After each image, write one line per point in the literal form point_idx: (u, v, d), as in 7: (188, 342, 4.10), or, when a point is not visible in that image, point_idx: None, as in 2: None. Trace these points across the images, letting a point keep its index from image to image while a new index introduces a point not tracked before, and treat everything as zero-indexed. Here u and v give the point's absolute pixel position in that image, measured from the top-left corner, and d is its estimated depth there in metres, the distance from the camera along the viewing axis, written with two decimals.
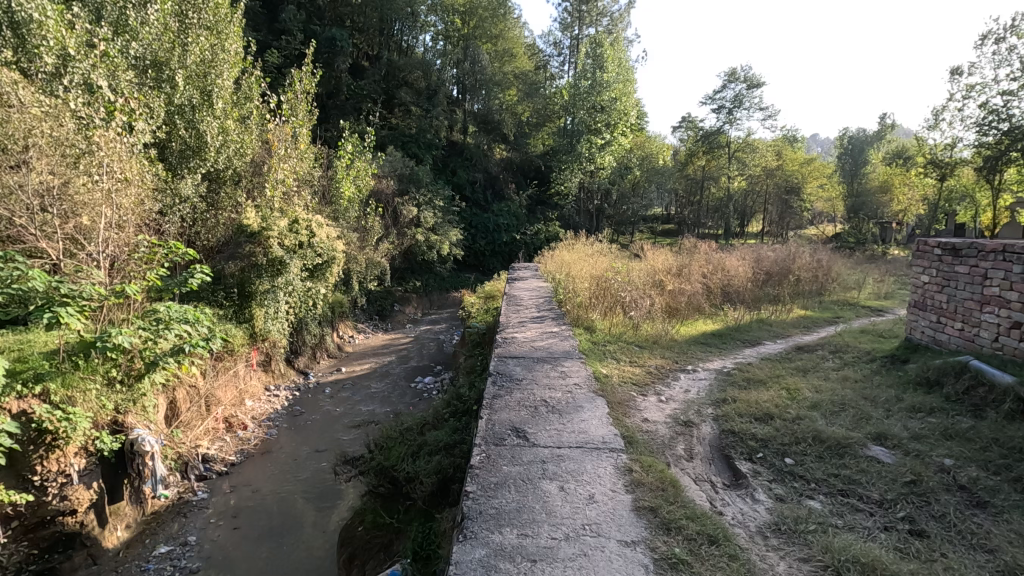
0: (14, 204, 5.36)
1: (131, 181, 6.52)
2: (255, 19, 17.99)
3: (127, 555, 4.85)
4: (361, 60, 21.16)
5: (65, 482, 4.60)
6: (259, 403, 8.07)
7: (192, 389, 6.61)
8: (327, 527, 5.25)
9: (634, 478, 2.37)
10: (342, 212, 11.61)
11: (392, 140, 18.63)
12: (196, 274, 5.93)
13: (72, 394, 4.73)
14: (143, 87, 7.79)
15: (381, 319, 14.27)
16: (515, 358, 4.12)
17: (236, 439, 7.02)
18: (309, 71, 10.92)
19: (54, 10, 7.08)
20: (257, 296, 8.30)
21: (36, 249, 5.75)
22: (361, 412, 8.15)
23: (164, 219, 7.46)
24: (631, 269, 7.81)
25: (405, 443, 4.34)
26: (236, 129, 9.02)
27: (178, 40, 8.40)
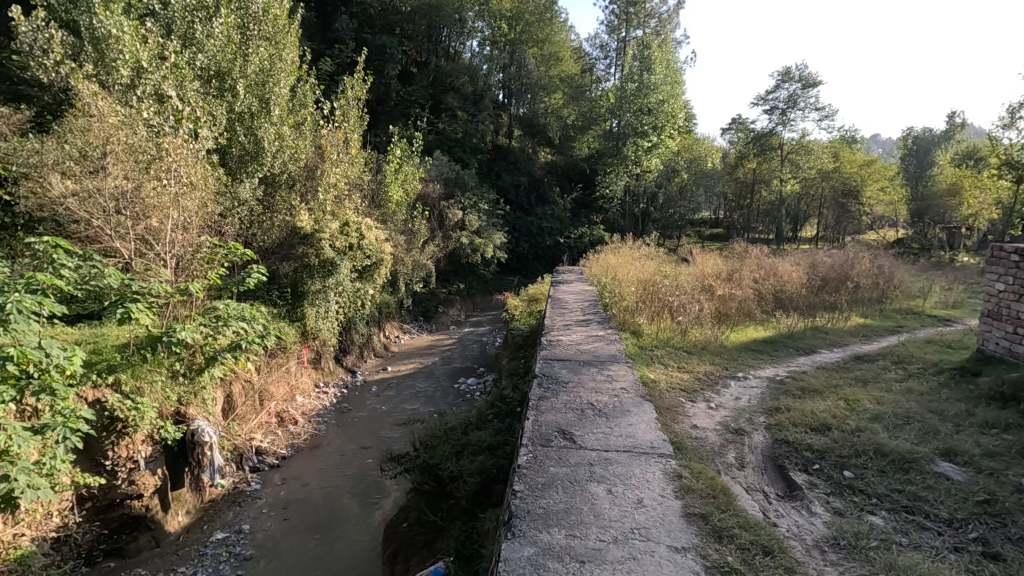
0: (92, 206, 5.81)
1: (195, 185, 6.81)
2: (310, 29, 18.71)
3: (187, 539, 5.09)
4: (409, 66, 21.69)
5: (133, 467, 4.90)
6: (309, 399, 8.36)
7: (247, 384, 6.90)
8: (371, 522, 5.38)
9: (684, 484, 2.33)
10: (390, 216, 11.91)
11: (438, 144, 18.98)
12: (253, 274, 6.20)
13: (140, 384, 5.06)
14: (208, 96, 8.26)
15: (426, 320, 14.52)
16: (560, 361, 4.12)
17: (287, 433, 7.28)
18: (360, 78, 11.22)
19: (131, 25, 7.63)
20: (308, 296, 8.62)
21: (111, 249, 6.17)
22: (406, 410, 8.31)
23: (225, 221, 7.84)
24: (679, 274, 7.64)
25: (449, 442, 4.40)
26: (291, 135, 9.35)
27: (240, 52, 8.83)
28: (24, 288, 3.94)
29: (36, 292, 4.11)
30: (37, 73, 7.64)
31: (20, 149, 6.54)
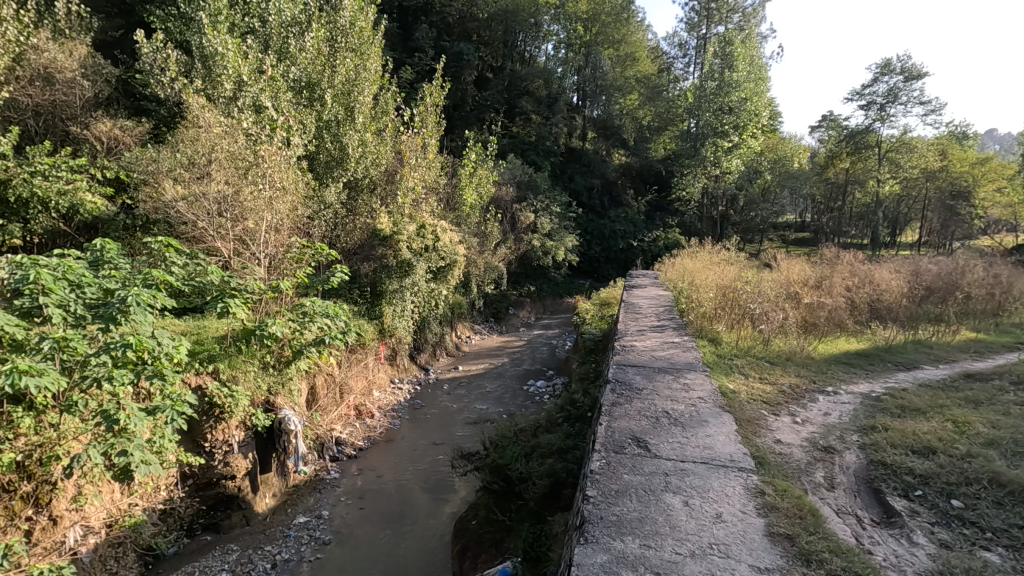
0: (197, 209, 6.40)
1: (287, 189, 7.27)
2: (392, 39, 19.52)
3: (273, 520, 5.45)
4: (485, 72, 22.13)
5: (228, 450, 5.30)
6: (385, 394, 8.70)
7: (329, 377, 7.29)
8: (441, 517, 5.51)
9: (767, 501, 2.21)
10: (464, 219, 12.19)
11: (512, 148, 19.21)
12: (336, 274, 6.54)
13: (236, 373, 5.53)
14: (300, 106, 8.89)
15: (496, 322, 14.71)
16: (634, 367, 4.03)
17: (364, 426, 7.62)
18: (439, 85, 11.53)
19: (234, 43, 8.30)
20: (387, 295, 8.98)
21: (213, 248, 6.78)
22: (476, 410, 8.44)
23: (312, 223, 8.34)
24: (762, 280, 7.26)
25: (519, 443, 4.42)
26: (373, 142, 9.78)
27: (329, 64, 9.40)
28: (141, 283, 4.37)
29: (151, 287, 4.55)
30: (156, 90, 8.52)
31: (140, 158, 7.31)
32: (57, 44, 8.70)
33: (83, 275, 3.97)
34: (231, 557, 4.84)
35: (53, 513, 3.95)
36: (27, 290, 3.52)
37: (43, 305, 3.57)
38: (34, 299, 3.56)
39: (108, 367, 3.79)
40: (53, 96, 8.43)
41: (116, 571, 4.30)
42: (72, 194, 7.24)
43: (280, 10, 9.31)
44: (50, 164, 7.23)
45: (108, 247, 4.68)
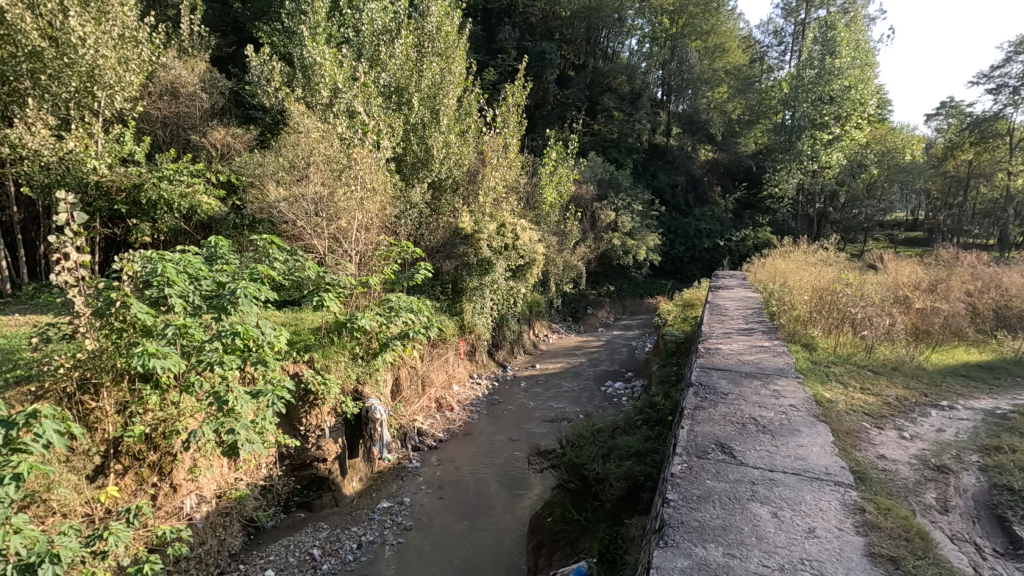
0: (297, 210, 6.98)
1: (377, 190, 7.59)
2: (476, 42, 19.96)
3: (359, 503, 5.74)
4: (567, 70, 22.06)
5: (320, 434, 5.68)
6: (464, 388, 8.92)
7: (412, 370, 7.59)
8: (516, 512, 5.58)
9: (867, 519, 2.05)
10: (544, 217, 12.27)
11: (594, 145, 19.07)
12: (420, 271, 6.74)
13: (329, 363, 5.97)
14: (389, 111, 9.38)
15: (575, 321, 14.63)
16: (719, 370, 3.88)
17: (445, 418, 7.86)
18: (521, 85, 11.58)
19: (330, 53, 8.84)
20: (467, 292, 9.19)
21: (310, 246, 7.25)
22: (553, 408, 8.46)
23: (399, 222, 8.74)
24: (865, 282, 6.69)
25: (596, 443, 4.39)
26: (457, 142, 10.07)
27: (417, 68, 9.82)
28: (249, 277, 4.79)
29: (256, 280, 4.97)
30: (263, 99, 9.28)
31: (248, 163, 7.99)
32: (181, 62, 9.70)
33: (201, 268, 4.39)
34: (322, 534, 5.15)
35: (174, 482, 4.48)
36: (155, 281, 3.98)
37: (168, 295, 4.01)
38: (162, 290, 4.02)
39: (219, 353, 4.17)
40: (178, 109, 9.42)
41: (224, 538, 4.70)
42: (191, 196, 8.05)
43: (371, 19, 9.82)
44: (174, 170, 8.05)
45: (221, 244, 5.12)
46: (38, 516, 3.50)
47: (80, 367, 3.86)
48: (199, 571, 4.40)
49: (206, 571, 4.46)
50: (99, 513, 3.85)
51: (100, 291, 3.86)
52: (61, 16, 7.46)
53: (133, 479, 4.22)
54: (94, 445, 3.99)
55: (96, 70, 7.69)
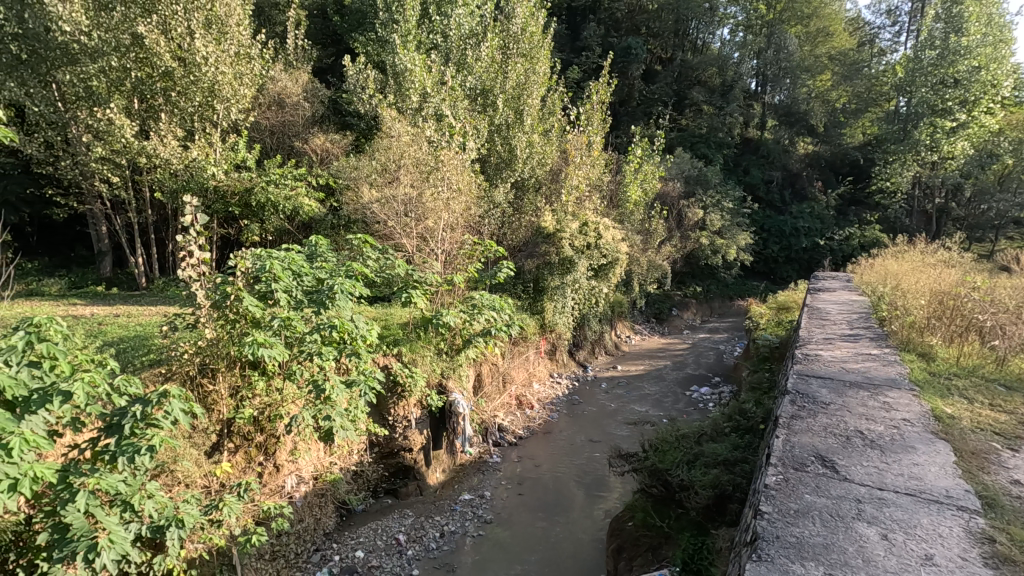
0: (388, 211, 7.35)
1: (463, 191, 7.79)
2: (560, 41, 19.92)
3: (442, 493, 5.93)
4: (654, 65, 21.48)
5: (407, 425, 5.95)
6: (544, 387, 8.95)
7: (494, 366, 7.74)
8: (596, 514, 5.51)
9: (998, 551, 1.83)
10: (627, 216, 12.03)
11: (681, 141, 18.43)
12: (503, 269, 6.85)
13: (415, 357, 6.22)
14: (475, 113, 9.79)
15: (658, 322, 14.22)
16: (819, 378, 3.60)
17: (525, 416, 7.92)
18: (606, 82, 11.38)
19: (420, 59, 9.32)
20: (548, 291, 9.17)
21: (400, 245, 7.57)
22: (635, 411, 8.26)
23: (483, 222, 8.94)
24: (998, 286, 5.97)
25: (681, 449, 4.23)
26: (540, 142, 10.15)
27: (502, 70, 10.10)
28: (344, 274, 5.12)
29: (351, 277, 5.27)
30: (358, 105, 9.88)
31: (345, 166, 8.51)
32: (287, 74, 10.52)
33: (303, 265, 4.73)
34: (407, 521, 5.36)
35: (277, 462, 4.86)
36: (264, 277, 4.36)
37: (274, 290, 4.36)
38: (269, 285, 4.38)
39: (318, 344, 4.47)
40: (283, 117, 10.21)
41: (319, 518, 5.04)
42: (294, 198, 8.70)
43: (459, 24, 10.33)
44: (280, 175, 8.78)
45: (320, 243, 5.48)
46: (167, 484, 3.94)
47: (201, 353, 4.35)
48: (298, 546, 4.75)
49: (304, 546, 4.80)
50: (215, 486, 4.26)
51: (217, 285, 4.28)
52: (189, 38, 8.25)
53: (242, 457, 4.64)
54: (211, 424, 4.43)
55: (216, 86, 8.51)
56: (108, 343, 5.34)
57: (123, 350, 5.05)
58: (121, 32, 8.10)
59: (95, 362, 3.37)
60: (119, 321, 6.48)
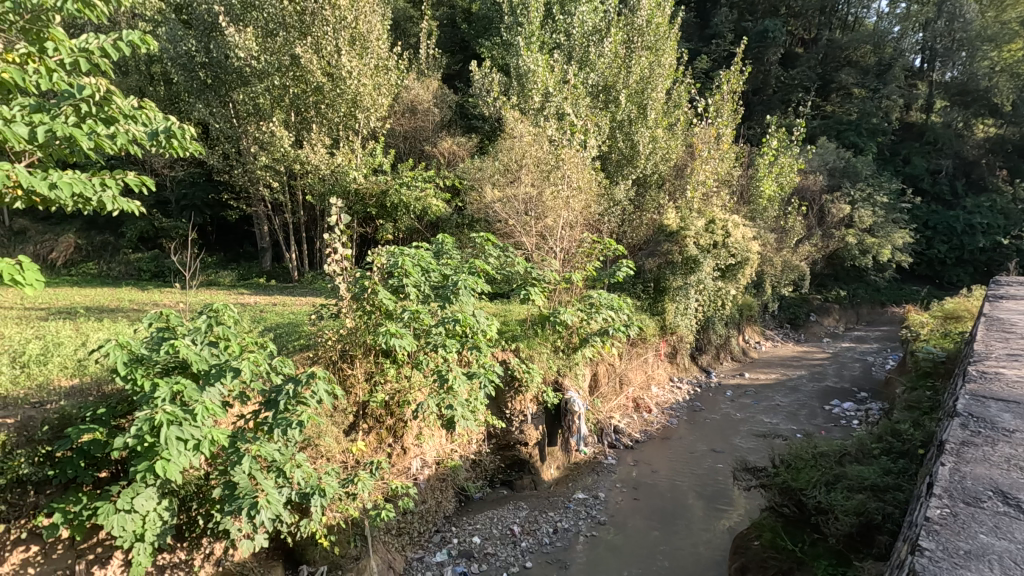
0: (509, 209, 7.58)
1: (583, 188, 7.76)
2: (688, 29, 18.96)
3: (556, 490, 5.94)
4: (795, 47, 19.74)
5: (523, 420, 6.10)
6: (663, 391, 8.63)
7: (611, 366, 7.64)
8: (717, 529, 5.20)
9: None
10: (760, 213, 11.22)
11: (825, 129, 16.73)
12: (622, 268, 6.71)
13: (533, 353, 6.35)
14: (596, 109, 9.80)
15: (793, 328, 13.07)
16: (999, 402, 3.07)
17: (642, 419, 7.70)
18: (739, 70, 10.61)
19: (543, 60, 9.59)
20: (670, 291, 8.76)
21: (520, 243, 7.71)
22: (763, 423, 7.67)
23: (603, 220, 8.84)
24: None
25: (819, 468, 3.85)
26: (664, 137, 9.87)
27: (625, 65, 10.01)
28: (467, 270, 5.36)
29: (474, 274, 5.49)
30: (483, 108, 10.27)
31: (471, 167, 8.91)
32: (419, 83, 11.21)
33: (430, 262, 5.03)
34: (522, 513, 5.46)
35: (404, 445, 5.22)
36: (397, 272, 4.73)
37: (405, 285, 4.68)
38: (400, 280, 4.72)
39: (443, 337, 4.73)
40: (415, 123, 10.91)
41: (441, 501, 5.32)
42: (423, 199, 9.29)
43: (583, 22, 10.32)
44: (412, 177, 9.44)
45: (446, 241, 5.77)
46: (313, 456, 4.40)
47: (342, 340, 4.81)
48: (421, 525, 5.04)
49: (426, 526, 5.08)
50: (351, 462, 4.67)
51: (357, 279, 4.72)
52: (336, 55, 9.10)
53: (375, 437, 5.04)
54: (350, 405, 4.86)
55: (358, 97, 9.33)
56: (268, 328, 6.08)
57: (279, 335, 5.74)
58: (282, 53, 9.15)
59: (258, 344, 3.85)
60: (276, 310, 7.35)
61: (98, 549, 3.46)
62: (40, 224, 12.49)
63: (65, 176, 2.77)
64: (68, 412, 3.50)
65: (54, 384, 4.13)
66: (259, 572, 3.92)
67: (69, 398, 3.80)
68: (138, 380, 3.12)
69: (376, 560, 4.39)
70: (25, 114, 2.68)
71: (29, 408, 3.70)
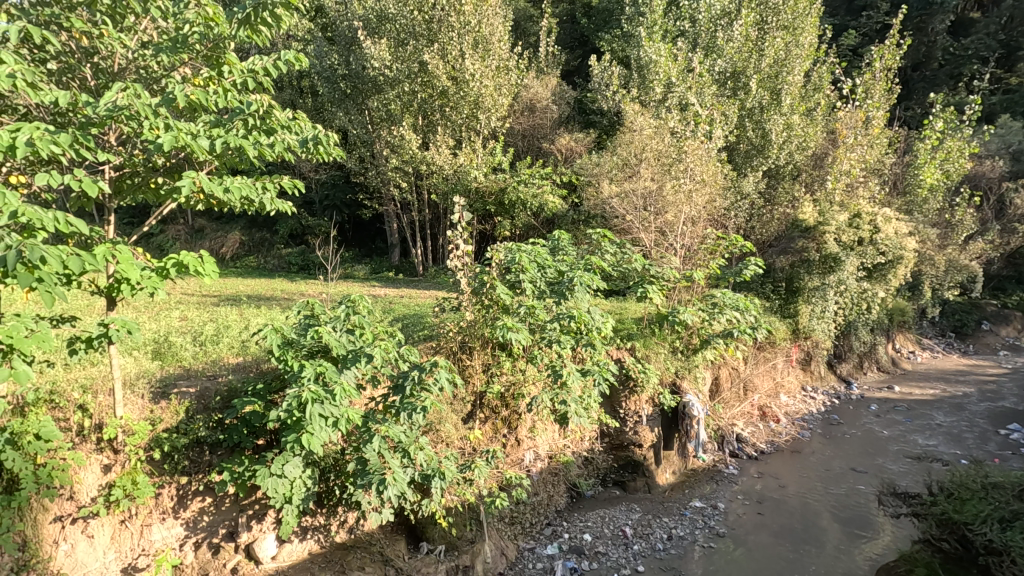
0: (627, 205, 7.48)
1: (707, 182, 7.36)
2: (833, 2, 17.18)
3: (671, 495, 5.71)
4: (971, 11, 17.00)
5: (638, 420, 6.13)
6: (794, 401, 7.96)
7: (734, 371, 7.20)
8: (857, 557, 4.68)
9: None
10: (919, 205, 9.90)
11: (1008, 105, 14.25)
12: (750, 266, 6.22)
13: (649, 353, 6.19)
14: (723, 98, 9.27)
15: (958, 338, 11.37)
16: None
17: (769, 429, 7.15)
18: (895, 44, 9.40)
19: (665, 49, 9.33)
20: (804, 292, 7.96)
21: (638, 239, 7.53)
22: (917, 444, 6.76)
23: (729, 215, 8.35)
24: None
25: (990, 500, 3.32)
26: (801, 123, 9.16)
27: (757, 48, 9.39)
28: (583, 267, 5.34)
29: (589, 270, 5.48)
30: (602, 103, 10.27)
31: (588, 163, 8.91)
32: (539, 81, 11.35)
33: (547, 258, 5.12)
34: (635, 516, 5.30)
35: (517, 437, 5.34)
36: (514, 267, 4.87)
37: (522, 280, 4.81)
38: (517, 275, 4.86)
39: (558, 332, 4.76)
40: (534, 121, 11.10)
41: (552, 495, 5.36)
42: (540, 196, 9.45)
43: (710, 5, 9.73)
44: (530, 175, 9.62)
45: (562, 237, 5.81)
46: (434, 440, 4.67)
47: (462, 331, 5.03)
48: (533, 517, 5.10)
49: (538, 518, 5.13)
50: (468, 448, 4.88)
51: (477, 274, 4.93)
52: (460, 59, 9.52)
53: (491, 427, 5.21)
54: (467, 394, 5.07)
55: (480, 98, 9.66)
56: (396, 318, 6.55)
57: (406, 325, 6.17)
58: (412, 61, 9.82)
59: (388, 333, 4.16)
60: (403, 301, 7.89)
61: (256, 506, 3.94)
62: (213, 223, 14.52)
63: (235, 181, 3.19)
64: (235, 387, 4.07)
65: (225, 360, 4.82)
66: (384, 544, 4.22)
67: (235, 373, 4.41)
68: (288, 360, 3.51)
69: (490, 545, 4.53)
70: (207, 129, 3.13)
71: (206, 380, 4.36)
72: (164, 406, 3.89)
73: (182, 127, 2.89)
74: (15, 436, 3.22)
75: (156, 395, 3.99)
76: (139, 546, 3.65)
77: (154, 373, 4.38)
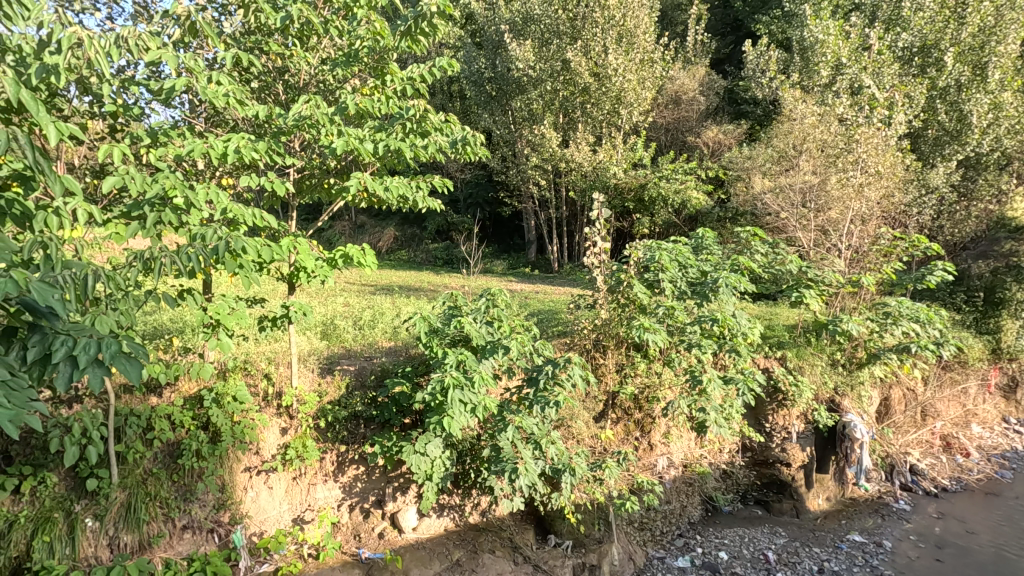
0: (782, 201, 6.92)
1: (884, 174, 6.38)
2: None
3: (824, 524, 5.11)
4: None
5: (787, 437, 5.52)
6: (991, 433, 6.66)
7: (910, 392, 6.24)
8: None
9: None
10: None
11: None
12: (936, 272, 5.29)
13: (803, 364, 5.61)
14: (908, 77, 8.09)
15: None
16: None
17: (955, 463, 6.07)
18: None
19: (836, 26, 8.41)
20: (1011, 304, 6.60)
21: (795, 238, 6.89)
22: None
23: (913, 211, 7.27)
24: None
25: None
26: (1014, 102, 7.69)
27: (955, 16, 8.08)
28: (729, 268, 5.02)
29: (737, 271, 5.11)
30: (756, 91, 9.55)
31: (739, 157, 8.63)
32: (686, 71, 10.83)
33: (689, 257, 4.86)
34: (779, 541, 4.85)
35: (650, 441, 5.17)
36: (653, 266, 4.72)
37: (661, 279, 4.64)
38: (657, 274, 4.70)
39: (699, 336, 4.47)
40: (679, 114, 10.69)
41: (686, 506, 5.08)
42: (683, 191, 9.06)
43: None
44: (672, 170, 9.31)
45: (706, 235, 5.49)
46: (566, 436, 4.69)
47: (597, 329, 4.99)
48: (664, 525, 4.90)
49: (669, 528, 4.91)
50: (598, 448, 4.84)
51: (613, 272, 4.86)
52: (603, 54, 9.44)
53: (623, 428, 5.12)
54: (600, 393, 5.01)
55: (622, 93, 9.51)
56: (532, 313, 6.70)
57: (541, 319, 6.32)
58: (554, 60, 9.93)
59: (523, 326, 4.26)
60: (539, 296, 8.06)
61: (401, 479, 4.31)
62: (372, 220, 16.06)
63: (394, 181, 3.50)
64: (387, 369, 4.49)
65: (379, 343, 5.32)
66: (514, 531, 4.36)
67: (388, 356, 4.86)
68: (433, 347, 3.76)
69: (618, 547, 4.43)
70: (371, 134, 3.47)
71: (363, 360, 4.87)
72: (329, 380, 4.41)
73: (351, 132, 3.23)
74: (219, 396, 3.84)
75: (323, 371, 4.58)
76: (307, 501, 4.16)
77: (322, 351, 4.99)
